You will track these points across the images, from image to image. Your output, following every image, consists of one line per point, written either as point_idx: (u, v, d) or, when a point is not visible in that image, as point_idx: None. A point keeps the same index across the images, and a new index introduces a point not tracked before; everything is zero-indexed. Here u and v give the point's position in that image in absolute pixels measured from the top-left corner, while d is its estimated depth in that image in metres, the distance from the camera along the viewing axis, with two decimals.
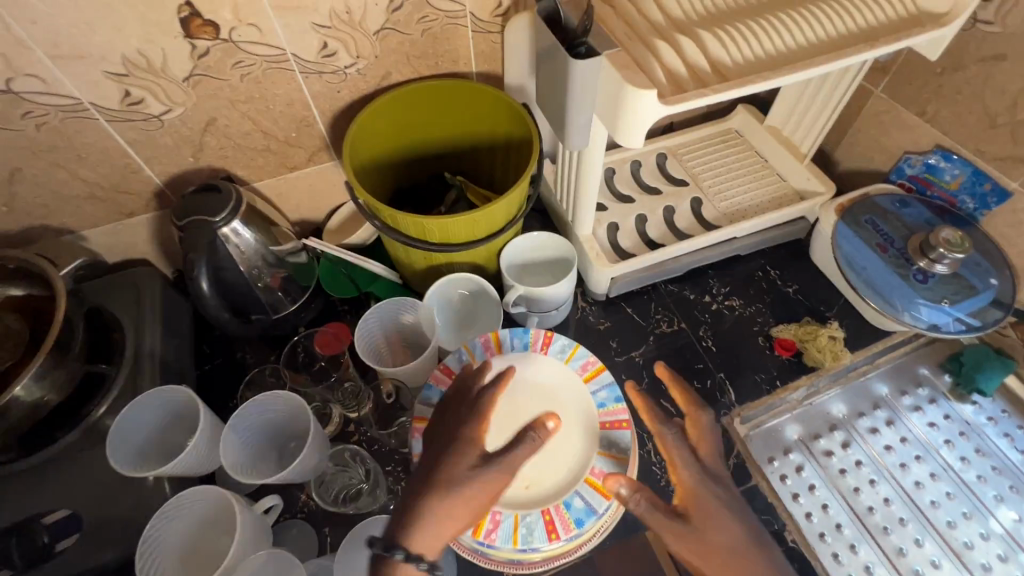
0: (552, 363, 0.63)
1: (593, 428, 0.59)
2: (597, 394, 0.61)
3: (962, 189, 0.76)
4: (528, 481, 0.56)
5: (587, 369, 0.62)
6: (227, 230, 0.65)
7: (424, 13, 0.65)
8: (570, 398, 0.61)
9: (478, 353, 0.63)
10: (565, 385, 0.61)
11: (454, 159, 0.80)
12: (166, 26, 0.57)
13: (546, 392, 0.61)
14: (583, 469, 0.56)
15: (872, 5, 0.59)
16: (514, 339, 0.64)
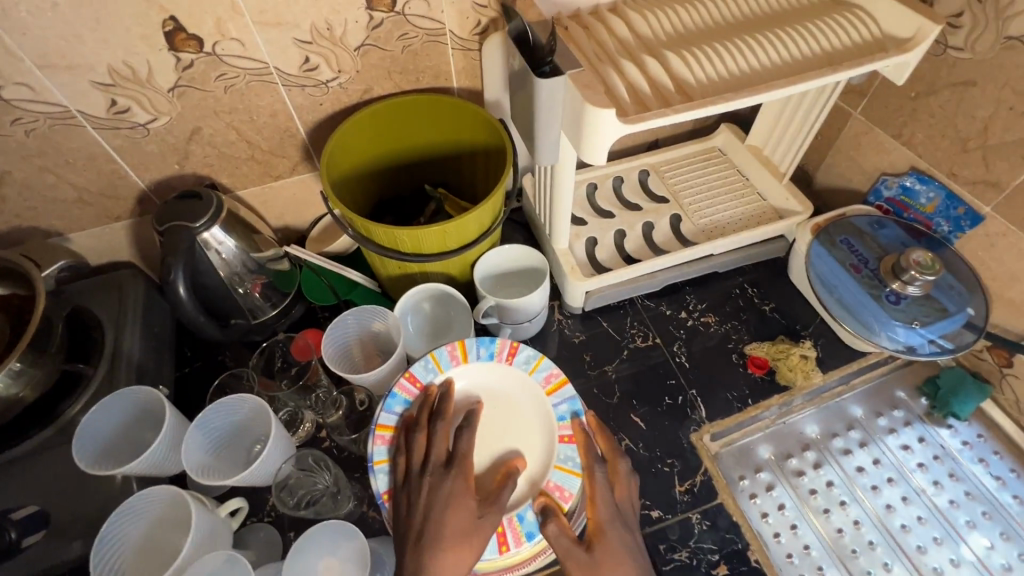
0: (516, 373, 0.64)
1: (552, 440, 0.60)
2: (558, 407, 0.61)
3: (937, 212, 0.76)
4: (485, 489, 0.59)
5: (550, 382, 0.63)
6: (206, 236, 0.67)
7: (404, 31, 0.67)
8: (531, 410, 0.62)
9: (444, 362, 0.63)
10: (527, 397, 0.63)
11: (436, 170, 0.82)
12: (151, 39, 0.59)
13: (508, 405, 0.63)
14: (538, 480, 0.58)
15: (836, 31, 0.60)
16: (479, 350, 0.64)
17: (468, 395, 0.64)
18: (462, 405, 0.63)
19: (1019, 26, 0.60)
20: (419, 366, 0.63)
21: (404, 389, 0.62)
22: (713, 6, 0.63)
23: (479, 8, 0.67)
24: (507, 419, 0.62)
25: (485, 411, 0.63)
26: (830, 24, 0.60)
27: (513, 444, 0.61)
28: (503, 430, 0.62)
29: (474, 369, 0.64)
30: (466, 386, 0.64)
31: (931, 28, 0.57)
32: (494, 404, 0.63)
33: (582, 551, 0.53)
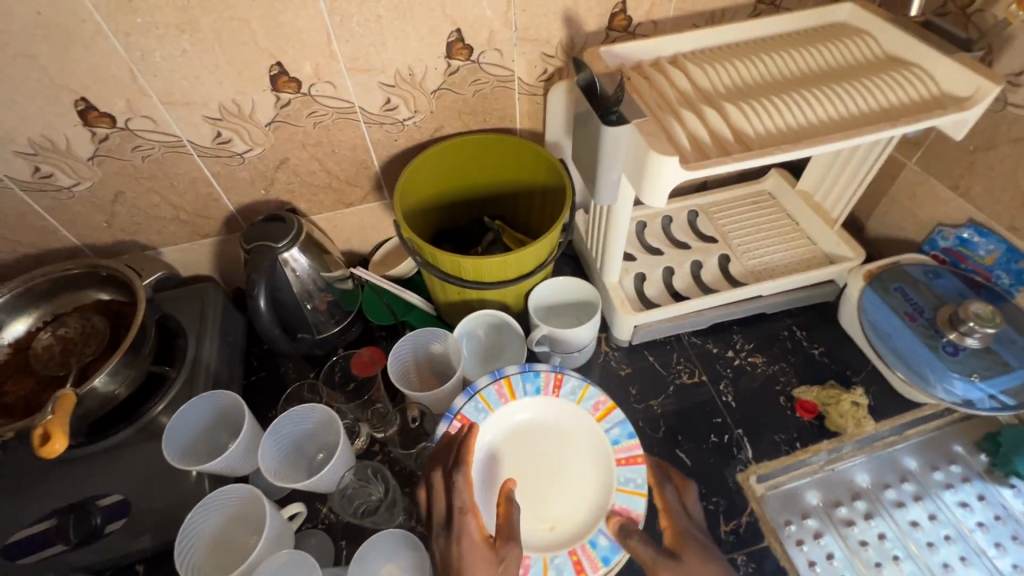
0: (565, 405, 0.66)
1: (608, 465, 0.62)
2: (609, 432, 0.64)
3: (997, 265, 0.76)
4: (551, 522, 0.61)
5: (597, 410, 0.65)
6: (287, 256, 0.73)
7: (477, 77, 0.73)
8: (581, 439, 0.65)
9: (494, 402, 0.66)
10: (576, 427, 0.66)
11: (494, 203, 0.87)
12: (258, 81, 0.67)
13: (560, 436, 0.66)
14: (603, 504, 0.60)
15: (894, 89, 0.62)
16: (525, 387, 0.66)
17: (525, 431, 0.67)
18: (521, 439, 0.66)
19: None
20: (472, 407, 0.65)
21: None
22: (769, 62, 0.67)
23: (547, 58, 0.74)
24: (560, 452, 0.65)
25: (542, 445, 0.66)
26: (887, 82, 0.63)
27: (570, 474, 0.64)
28: (562, 464, 0.65)
29: (524, 404, 0.67)
30: (522, 421, 0.67)
31: (991, 88, 0.58)
32: (546, 437, 0.66)
33: (670, 560, 0.52)
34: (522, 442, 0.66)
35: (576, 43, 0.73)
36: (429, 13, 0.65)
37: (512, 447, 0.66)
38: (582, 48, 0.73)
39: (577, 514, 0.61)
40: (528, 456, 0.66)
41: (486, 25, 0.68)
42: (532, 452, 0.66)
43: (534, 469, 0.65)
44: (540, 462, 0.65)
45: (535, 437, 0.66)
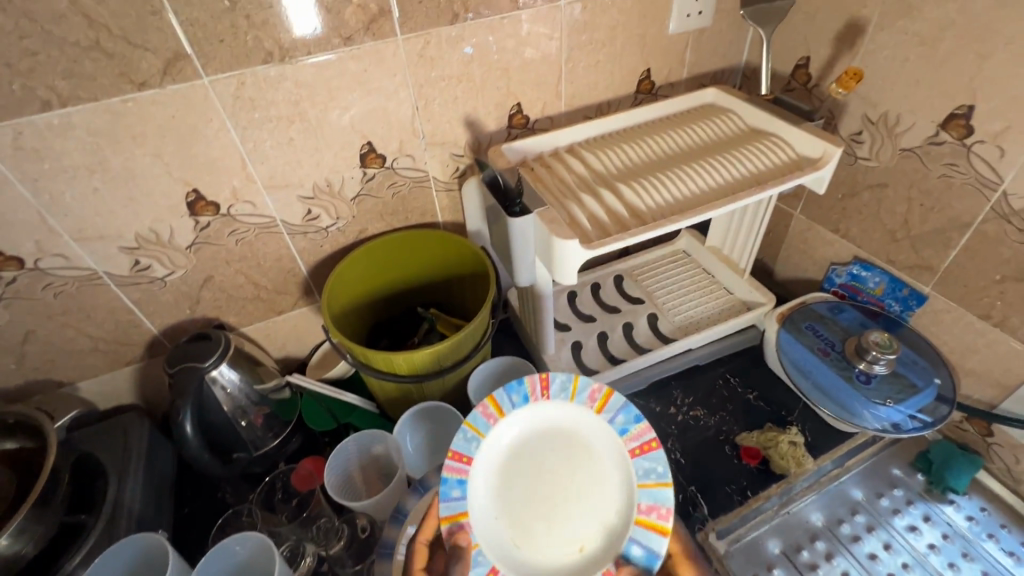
0: (558, 404, 0.59)
1: (623, 461, 0.56)
2: (613, 423, 0.57)
3: (886, 294, 0.83)
4: (580, 541, 0.54)
5: (592, 398, 0.59)
6: (214, 373, 0.71)
7: (393, 181, 0.78)
8: (587, 437, 0.59)
9: (483, 427, 0.57)
10: (579, 427, 0.59)
11: (427, 292, 0.89)
12: (175, 208, 0.68)
13: (562, 441, 0.60)
14: (627, 509, 0.54)
15: (760, 158, 0.71)
16: (510, 398, 0.58)
17: (525, 446, 0.60)
18: (524, 453, 0.59)
19: (908, 141, 0.72)
20: (460, 440, 0.56)
21: (456, 470, 0.54)
22: (651, 143, 0.75)
23: (456, 157, 0.80)
24: (570, 459, 0.59)
25: (544, 458, 0.59)
26: (751, 152, 0.72)
27: (586, 480, 0.57)
28: (573, 472, 0.58)
29: (513, 420, 0.59)
30: (515, 436, 0.59)
31: (834, 150, 0.68)
32: (550, 444, 0.59)
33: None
34: (527, 458, 0.59)
35: (482, 142, 0.80)
36: (339, 130, 0.70)
37: (517, 464, 0.59)
38: (488, 146, 0.80)
39: (603, 525, 0.55)
40: (537, 475, 0.58)
41: (395, 137, 0.74)
42: (539, 468, 0.59)
43: (545, 488, 0.57)
44: (551, 475, 0.58)
45: (539, 446, 0.60)
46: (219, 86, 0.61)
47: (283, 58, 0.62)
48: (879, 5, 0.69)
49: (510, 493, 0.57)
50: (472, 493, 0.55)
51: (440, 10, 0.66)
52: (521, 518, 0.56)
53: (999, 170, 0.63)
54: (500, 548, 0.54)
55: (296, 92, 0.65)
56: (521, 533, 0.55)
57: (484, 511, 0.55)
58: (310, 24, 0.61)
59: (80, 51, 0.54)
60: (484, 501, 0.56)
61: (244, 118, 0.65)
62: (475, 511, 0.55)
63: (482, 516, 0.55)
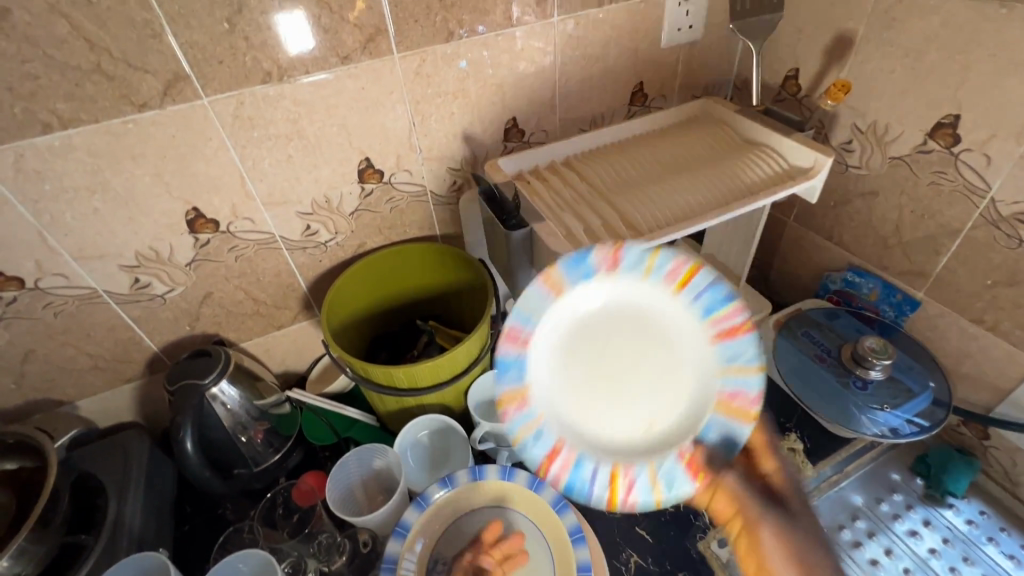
0: (629, 279, 0.50)
1: (706, 341, 0.50)
2: (696, 304, 0.50)
3: (881, 300, 0.83)
4: (651, 425, 0.50)
5: (671, 275, 0.50)
6: (214, 390, 0.71)
7: (391, 196, 0.79)
8: (666, 316, 0.51)
9: (542, 304, 0.49)
10: (656, 307, 0.51)
11: (425, 305, 0.89)
12: (175, 226, 0.69)
13: (634, 320, 0.51)
14: (709, 402, 0.50)
15: (754, 169, 0.72)
16: (578, 273, 0.49)
17: (590, 322, 0.51)
18: (591, 331, 0.51)
19: (897, 150, 0.73)
20: (514, 318, 0.49)
21: (512, 348, 0.49)
22: (646, 155, 0.76)
23: (453, 171, 0.81)
24: (644, 338, 0.51)
25: (614, 335, 0.51)
26: (745, 163, 0.73)
27: (659, 360, 0.51)
28: (647, 354, 0.51)
29: (577, 297, 0.50)
30: (578, 317, 0.51)
31: (825, 158, 0.69)
32: (622, 323, 0.51)
33: (766, 516, 0.54)
34: (592, 334, 0.51)
35: (478, 156, 0.81)
36: (337, 147, 0.71)
37: (579, 342, 0.51)
38: (484, 160, 0.81)
39: (678, 404, 0.51)
40: (604, 354, 0.51)
41: (392, 152, 0.75)
42: (607, 346, 0.51)
43: (614, 366, 0.50)
44: (622, 358, 0.51)
45: (607, 325, 0.51)
46: (218, 106, 0.62)
47: (281, 78, 0.63)
48: (864, 18, 0.70)
49: (572, 375, 0.51)
50: (530, 372, 0.51)
51: (435, 28, 0.67)
52: (585, 398, 0.50)
53: (986, 178, 0.65)
54: (559, 424, 0.51)
55: (294, 110, 0.66)
56: (584, 412, 0.51)
57: (543, 389, 0.51)
58: (306, 42, 0.62)
59: (81, 75, 0.55)
60: (544, 383, 0.51)
61: (243, 137, 0.65)
62: (535, 389, 0.51)
63: (543, 394, 0.51)
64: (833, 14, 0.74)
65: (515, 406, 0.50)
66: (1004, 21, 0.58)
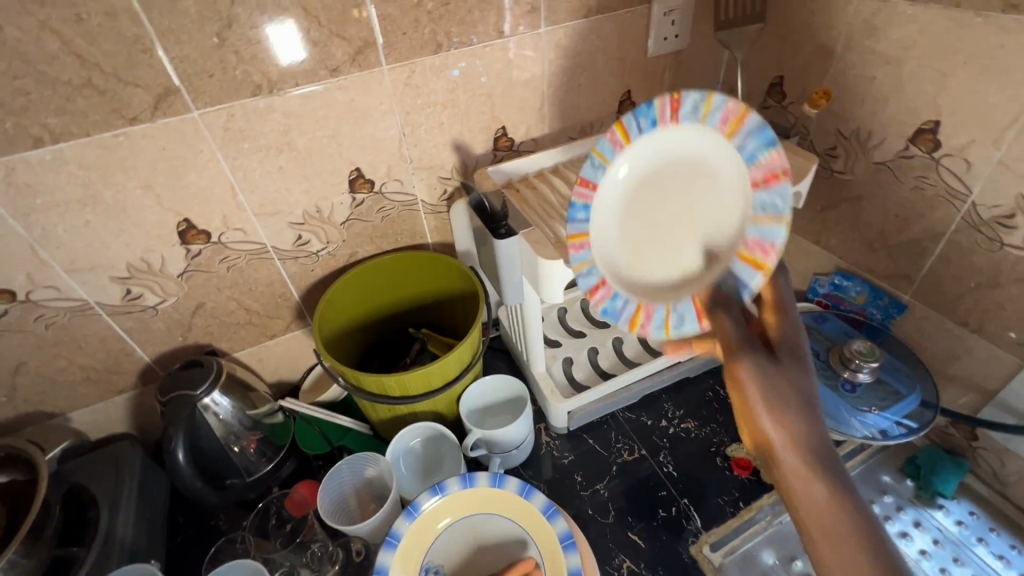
0: (687, 129, 0.53)
1: (744, 187, 0.54)
2: (744, 149, 0.52)
3: (868, 302, 0.83)
4: (685, 266, 0.57)
5: (724, 126, 0.52)
6: (207, 400, 0.72)
7: (382, 206, 0.80)
8: (715, 163, 0.54)
9: (609, 154, 0.53)
10: (708, 160, 0.54)
11: (418, 313, 0.90)
12: (166, 237, 0.69)
13: (686, 169, 0.55)
14: (735, 238, 0.55)
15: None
16: (640, 121, 0.52)
17: (649, 171, 0.55)
18: (647, 180, 0.55)
19: (880, 155, 0.74)
20: (587, 167, 0.53)
21: (583, 196, 0.53)
22: None
23: (444, 180, 0.82)
24: (690, 184, 0.55)
25: (666, 181, 0.55)
26: None
27: (702, 208, 0.56)
28: (694, 202, 0.56)
29: (641, 147, 0.53)
30: (637, 167, 0.54)
31: (809, 166, 0.70)
32: (676, 175, 0.55)
33: (754, 351, 0.49)
34: (650, 183, 0.55)
35: (469, 165, 0.82)
36: (328, 157, 0.72)
37: (637, 192, 0.55)
38: (475, 169, 0.82)
39: (711, 245, 0.57)
40: (657, 201, 0.56)
41: (383, 162, 0.75)
42: (660, 194, 0.56)
43: (659, 211, 0.56)
44: (670, 207, 0.56)
45: (662, 174, 0.55)
46: (208, 118, 0.63)
47: (271, 90, 0.64)
48: (845, 26, 0.72)
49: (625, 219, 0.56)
50: (594, 217, 0.55)
51: (423, 40, 0.68)
52: (631, 239, 0.56)
53: (967, 182, 0.66)
54: (610, 266, 0.56)
55: (284, 122, 0.67)
56: (630, 254, 0.57)
57: (602, 232, 0.55)
58: (296, 53, 0.62)
59: (71, 89, 0.56)
60: (604, 227, 0.55)
61: (233, 149, 0.66)
62: (595, 235, 0.55)
63: (600, 237, 0.56)
64: (815, 22, 0.75)
65: (579, 245, 0.54)
66: (979, 28, 0.59)
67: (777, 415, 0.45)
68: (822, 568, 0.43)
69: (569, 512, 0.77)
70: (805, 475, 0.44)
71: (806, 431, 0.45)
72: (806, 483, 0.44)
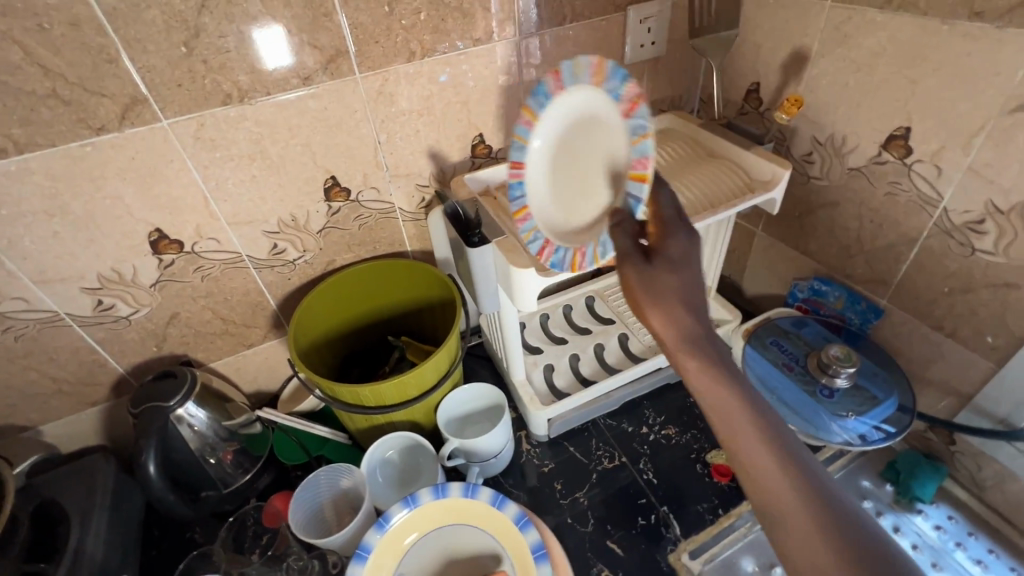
0: (572, 93, 0.55)
1: (617, 120, 0.57)
2: (612, 91, 0.55)
3: (846, 308, 0.83)
4: (602, 205, 0.60)
5: (596, 70, 0.54)
6: (180, 412, 0.71)
7: (359, 214, 0.80)
8: (597, 112, 0.57)
9: (523, 135, 0.55)
10: (597, 106, 0.57)
11: (397, 321, 0.90)
12: (137, 247, 0.68)
13: (580, 126, 0.57)
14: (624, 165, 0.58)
15: (683, 190, 0.72)
16: (535, 97, 0.54)
17: (555, 139, 0.57)
18: (556, 149, 0.57)
19: (855, 160, 0.75)
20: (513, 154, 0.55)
21: (516, 176, 0.56)
22: None
23: (422, 188, 0.81)
24: (585, 137, 0.58)
25: (569, 143, 0.58)
26: (708, 176, 0.74)
27: (606, 149, 0.59)
28: (592, 151, 0.59)
29: (547, 121, 0.55)
30: (546, 140, 0.56)
31: (782, 172, 0.70)
32: (575, 134, 0.58)
33: (638, 260, 0.49)
34: (559, 149, 0.57)
35: (447, 172, 0.82)
36: (302, 165, 0.71)
37: (554, 156, 0.58)
38: (453, 176, 0.82)
39: (614, 179, 0.59)
40: (568, 161, 0.58)
41: (359, 170, 0.75)
42: (570, 155, 0.58)
43: (573, 168, 0.59)
44: (583, 161, 0.59)
45: (567, 138, 0.57)
46: (178, 128, 0.62)
47: (241, 99, 0.63)
48: (818, 33, 0.72)
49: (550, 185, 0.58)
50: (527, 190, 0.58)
51: (396, 48, 0.67)
52: (562, 197, 0.60)
53: (938, 188, 0.66)
54: (552, 226, 0.59)
55: (256, 131, 0.66)
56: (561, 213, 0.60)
57: (538, 202, 0.58)
58: (275, 58, 0.62)
59: (35, 100, 0.55)
60: (539, 199, 0.58)
61: (205, 158, 0.65)
62: (534, 208, 0.58)
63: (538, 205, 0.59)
64: (788, 29, 0.76)
65: (523, 218, 0.57)
66: (946, 36, 0.59)
67: (657, 318, 0.45)
68: (750, 485, 0.40)
69: (549, 521, 0.76)
70: (703, 374, 0.43)
71: (691, 328, 0.44)
72: (705, 382, 0.42)
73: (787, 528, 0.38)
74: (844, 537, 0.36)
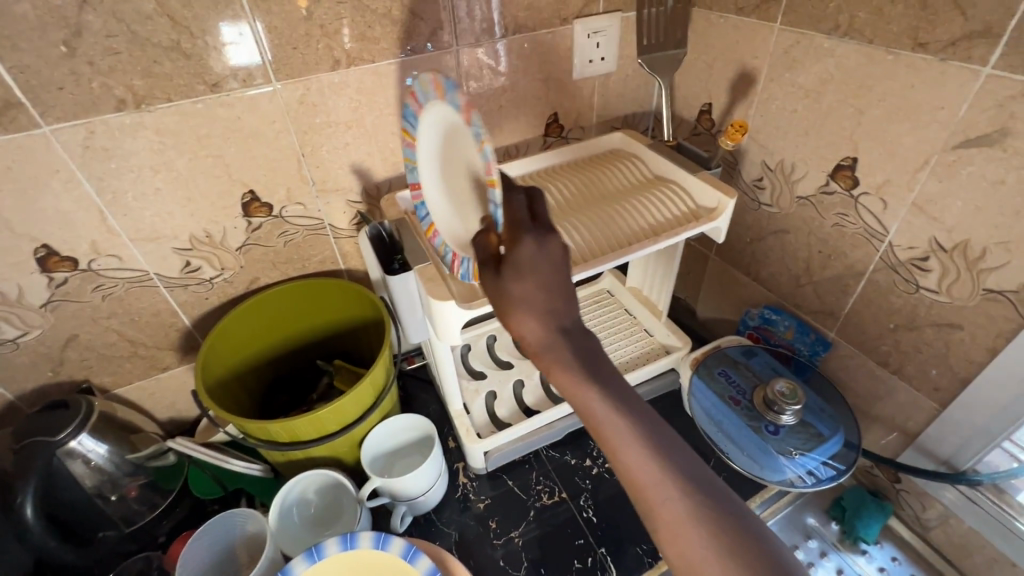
0: (432, 111, 0.55)
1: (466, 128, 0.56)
2: (452, 102, 0.55)
3: (796, 338, 0.81)
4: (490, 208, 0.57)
5: (434, 84, 0.54)
6: (70, 445, 0.64)
7: (284, 230, 0.74)
8: (456, 123, 0.56)
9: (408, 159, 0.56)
10: (453, 119, 0.56)
11: (330, 344, 0.84)
12: (22, 265, 0.62)
13: (453, 139, 0.57)
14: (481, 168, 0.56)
15: (602, 226, 0.67)
16: (405, 121, 0.55)
17: (438, 155, 0.57)
18: (443, 163, 0.58)
19: (803, 189, 0.72)
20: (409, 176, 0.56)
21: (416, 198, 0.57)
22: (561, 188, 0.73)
23: (353, 203, 0.76)
24: (458, 147, 0.57)
25: (451, 157, 0.58)
26: (652, 199, 0.70)
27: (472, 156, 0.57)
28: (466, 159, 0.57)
29: (425, 142, 0.56)
30: (429, 159, 0.57)
31: (727, 200, 0.66)
32: (452, 146, 0.57)
33: (490, 272, 0.48)
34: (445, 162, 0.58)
35: (381, 187, 0.77)
36: (215, 179, 0.65)
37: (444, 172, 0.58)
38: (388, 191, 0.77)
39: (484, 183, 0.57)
40: (455, 173, 0.58)
41: (281, 184, 0.70)
42: (454, 167, 0.58)
43: (460, 177, 0.58)
44: (462, 170, 0.58)
45: (447, 153, 0.58)
46: (62, 135, 0.56)
47: (138, 106, 0.57)
48: (766, 57, 0.70)
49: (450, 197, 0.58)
50: (434, 209, 0.58)
51: (317, 55, 0.62)
52: (464, 210, 0.58)
53: (884, 222, 0.64)
54: (458, 237, 0.58)
55: (158, 141, 0.60)
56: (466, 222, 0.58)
57: (445, 217, 0.58)
58: (234, 57, 0.58)
59: None
60: (444, 214, 0.58)
61: (97, 169, 0.59)
62: (442, 222, 0.58)
63: (448, 222, 0.58)
64: (737, 50, 0.73)
65: (433, 234, 0.57)
66: (891, 66, 0.57)
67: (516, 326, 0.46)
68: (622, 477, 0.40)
69: (480, 564, 0.71)
70: (568, 379, 0.42)
71: (544, 337, 0.44)
72: (573, 389, 0.42)
73: (659, 523, 0.38)
74: (714, 516, 0.37)
